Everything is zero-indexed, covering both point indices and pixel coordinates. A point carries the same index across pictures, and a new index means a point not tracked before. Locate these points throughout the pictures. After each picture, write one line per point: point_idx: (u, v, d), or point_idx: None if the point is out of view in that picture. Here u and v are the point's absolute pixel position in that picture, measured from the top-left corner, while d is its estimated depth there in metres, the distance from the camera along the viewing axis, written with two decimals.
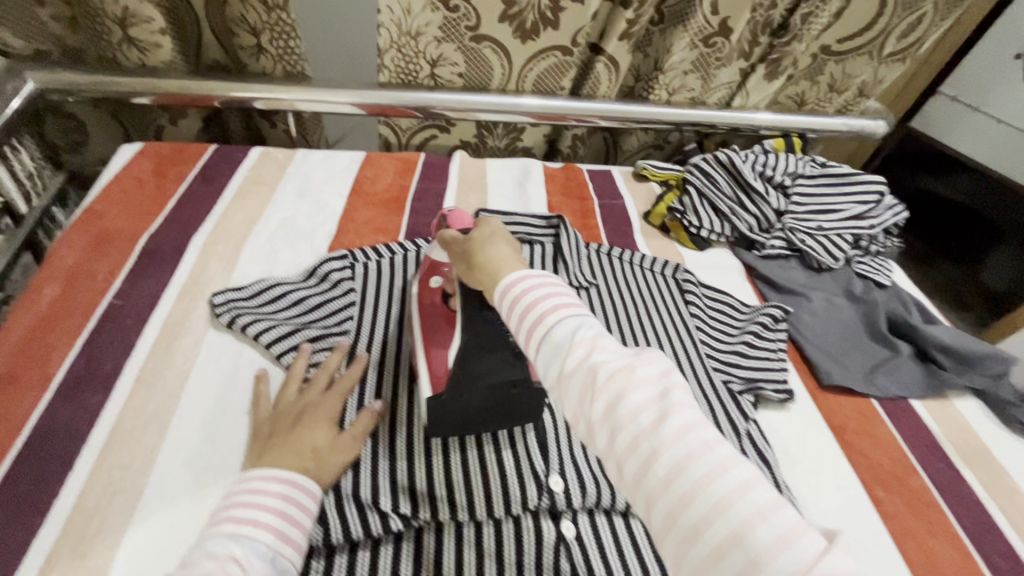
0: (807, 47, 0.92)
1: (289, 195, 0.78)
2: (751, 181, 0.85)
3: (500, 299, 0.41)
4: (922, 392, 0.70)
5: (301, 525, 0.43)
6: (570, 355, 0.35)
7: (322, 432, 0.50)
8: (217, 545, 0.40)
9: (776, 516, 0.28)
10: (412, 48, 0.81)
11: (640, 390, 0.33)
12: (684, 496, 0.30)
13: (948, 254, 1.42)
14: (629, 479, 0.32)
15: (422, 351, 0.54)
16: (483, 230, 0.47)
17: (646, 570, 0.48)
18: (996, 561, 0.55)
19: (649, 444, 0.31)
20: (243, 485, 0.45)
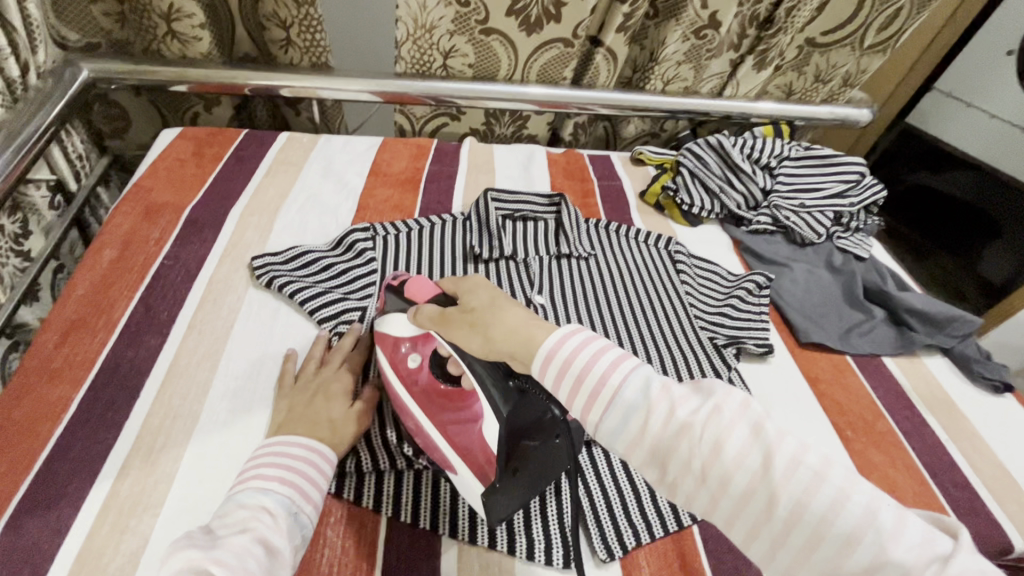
0: (793, 40, 0.99)
1: (314, 174, 0.85)
2: (739, 162, 0.92)
3: (544, 368, 0.40)
4: (894, 350, 0.76)
5: (319, 486, 0.47)
6: (650, 415, 0.36)
7: (337, 406, 0.54)
8: (247, 496, 0.43)
9: (907, 531, 0.30)
10: (426, 40, 0.88)
11: (734, 434, 0.34)
12: (813, 534, 0.32)
13: (940, 244, 1.49)
14: (749, 525, 0.34)
15: (439, 432, 0.50)
16: (482, 301, 0.47)
17: (636, 490, 0.55)
18: (953, 492, 0.62)
19: (764, 491, 0.33)
20: (267, 447, 0.48)
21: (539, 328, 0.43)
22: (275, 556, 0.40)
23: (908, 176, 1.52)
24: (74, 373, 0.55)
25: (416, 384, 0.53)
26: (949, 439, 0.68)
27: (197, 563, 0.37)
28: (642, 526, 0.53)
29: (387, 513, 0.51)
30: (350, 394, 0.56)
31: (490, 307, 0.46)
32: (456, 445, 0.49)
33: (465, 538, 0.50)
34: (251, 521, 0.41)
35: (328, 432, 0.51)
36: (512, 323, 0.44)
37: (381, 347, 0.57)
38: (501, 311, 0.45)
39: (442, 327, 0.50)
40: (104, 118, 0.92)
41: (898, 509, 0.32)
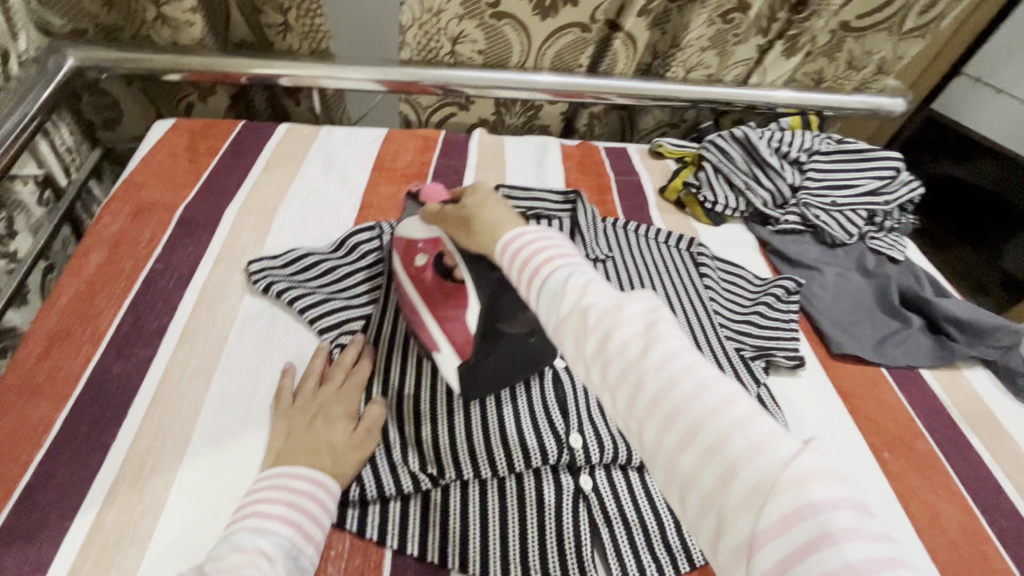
0: (826, 24, 0.92)
1: (315, 169, 0.80)
2: (767, 156, 0.86)
3: (501, 256, 0.43)
4: (931, 362, 0.71)
5: (321, 523, 0.43)
6: (563, 300, 0.37)
7: (339, 429, 0.50)
8: (244, 539, 0.40)
9: (753, 427, 0.30)
10: (434, 25, 0.82)
11: (626, 325, 0.35)
12: (669, 417, 0.32)
13: (964, 238, 1.41)
14: (622, 408, 0.34)
15: (435, 323, 0.56)
16: (475, 197, 0.50)
17: (660, 519, 0.51)
18: (997, 519, 0.58)
19: (636, 374, 0.33)
20: (268, 482, 0.45)
21: (513, 223, 0.46)
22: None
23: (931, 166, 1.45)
24: (57, 390, 0.52)
25: (421, 280, 0.58)
26: (992, 459, 0.63)
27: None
28: (666, 558, 0.49)
29: (393, 546, 0.47)
30: (354, 412, 0.52)
31: (481, 203, 0.49)
32: (447, 334, 0.55)
33: (475, 573, 0.47)
34: (247, 569, 0.37)
35: (330, 459, 0.48)
36: (494, 218, 0.47)
37: (397, 247, 0.62)
38: (488, 207, 0.48)
39: (445, 225, 0.53)
40: (94, 108, 0.88)
41: (759, 410, 0.32)
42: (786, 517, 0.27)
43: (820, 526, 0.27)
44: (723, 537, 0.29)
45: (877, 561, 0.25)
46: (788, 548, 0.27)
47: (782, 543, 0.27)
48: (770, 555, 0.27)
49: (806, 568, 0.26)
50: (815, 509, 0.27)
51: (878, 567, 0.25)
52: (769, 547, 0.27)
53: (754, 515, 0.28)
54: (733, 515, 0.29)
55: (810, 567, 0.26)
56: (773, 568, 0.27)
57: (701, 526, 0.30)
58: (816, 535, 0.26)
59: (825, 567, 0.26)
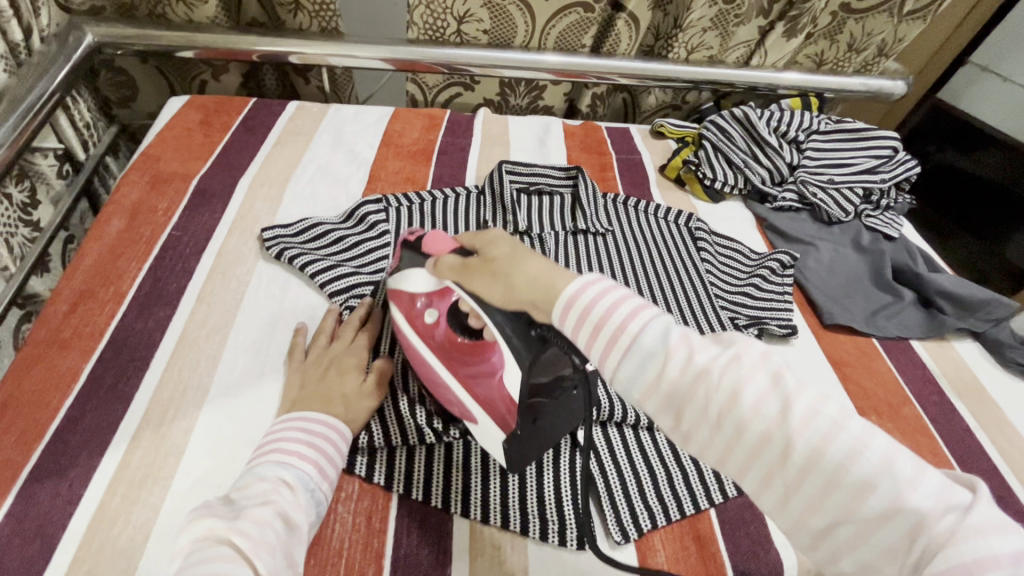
0: (827, 5, 0.93)
1: (324, 145, 0.83)
2: (766, 135, 0.88)
3: (566, 314, 0.38)
4: (922, 333, 0.73)
5: (335, 464, 0.46)
6: (670, 362, 0.35)
7: (350, 380, 0.53)
8: (266, 470, 0.42)
9: (916, 480, 0.30)
10: (440, 4, 0.84)
11: (754, 382, 0.33)
12: (827, 479, 0.31)
13: (969, 228, 1.43)
14: (768, 472, 0.33)
15: (458, 383, 0.51)
16: (505, 249, 0.45)
17: (652, 472, 0.54)
18: (978, 478, 0.60)
19: (781, 439, 0.32)
20: (286, 424, 0.47)
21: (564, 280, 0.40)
22: (295, 529, 0.39)
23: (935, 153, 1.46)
24: (83, 344, 0.55)
25: (433, 339, 0.54)
26: (977, 425, 0.65)
27: (218, 532, 0.36)
28: (658, 508, 0.52)
29: (399, 491, 0.50)
30: (363, 367, 0.55)
31: (514, 259, 0.43)
32: (478, 395, 0.50)
33: (477, 517, 0.50)
34: (271, 494, 0.40)
35: (341, 408, 0.50)
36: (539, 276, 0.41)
37: (395, 303, 0.57)
38: (524, 261, 0.43)
39: (467, 280, 0.47)
40: (110, 85, 0.90)
41: (908, 457, 0.31)
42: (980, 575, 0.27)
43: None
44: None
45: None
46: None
47: None
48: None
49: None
50: (1000, 562, 0.26)
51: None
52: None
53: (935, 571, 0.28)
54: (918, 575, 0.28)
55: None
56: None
57: None
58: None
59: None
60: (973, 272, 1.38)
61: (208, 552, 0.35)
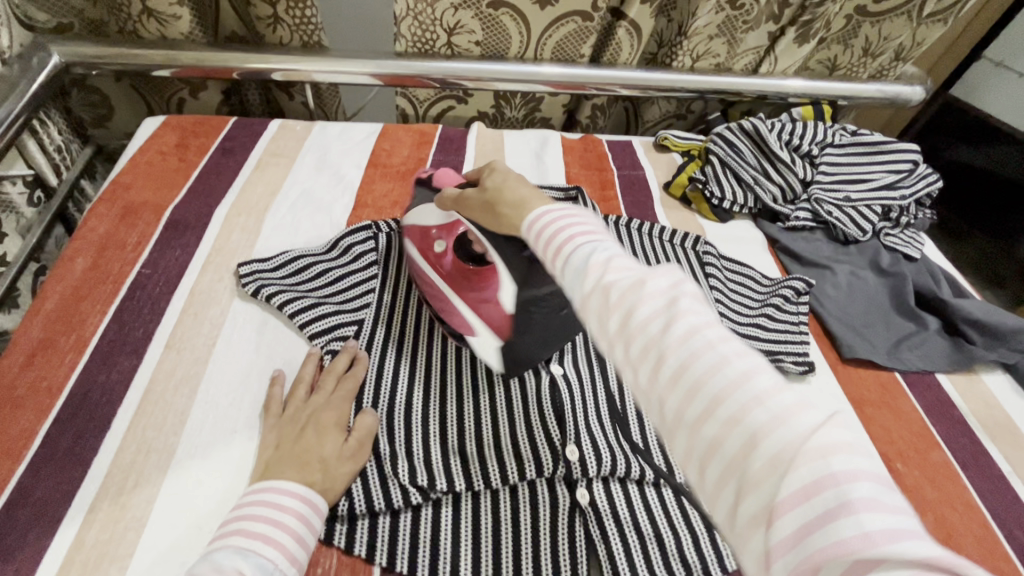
0: (841, 8, 0.88)
1: (308, 166, 0.78)
2: (777, 149, 0.82)
3: (527, 231, 0.43)
4: (949, 366, 0.68)
5: (305, 543, 0.42)
6: (586, 278, 0.36)
7: (330, 441, 0.48)
8: (224, 558, 0.38)
9: (775, 400, 0.29)
10: (429, 15, 0.79)
11: (648, 301, 0.34)
12: (691, 390, 0.31)
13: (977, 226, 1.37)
14: (645, 383, 0.33)
15: (465, 308, 0.56)
16: (495, 178, 0.50)
17: (659, 536, 0.48)
18: (1016, 533, 0.55)
19: (658, 350, 0.32)
20: (256, 496, 0.43)
21: (539, 200, 0.46)
22: None
23: (948, 153, 1.41)
24: (39, 402, 0.50)
25: (445, 268, 0.58)
26: (1011, 469, 0.60)
27: None
28: None
29: (380, 563, 0.45)
30: (344, 424, 0.50)
31: (504, 185, 0.49)
32: (482, 316, 0.55)
33: None
34: None
35: (318, 475, 0.46)
36: (523, 194, 0.47)
37: (408, 236, 0.62)
38: (513, 185, 0.48)
39: (461, 208, 0.53)
40: (84, 105, 0.86)
41: (782, 383, 0.30)
42: (808, 487, 0.26)
43: (841, 497, 0.25)
44: (741, 508, 0.28)
45: (898, 533, 0.24)
46: (806, 519, 0.26)
47: (802, 513, 0.26)
48: (788, 525, 0.26)
49: (821, 540, 0.25)
50: (837, 480, 0.26)
51: (896, 537, 0.24)
52: (785, 521, 0.26)
53: (772, 487, 0.27)
54: (753, 484, 0.28)
55: (826, 537, 0.25)
56: (789, 539, 0.26)
57: (718, 499, 0.29)
58: (836, 505, 0.25)
59: (842, 536, 0.24)
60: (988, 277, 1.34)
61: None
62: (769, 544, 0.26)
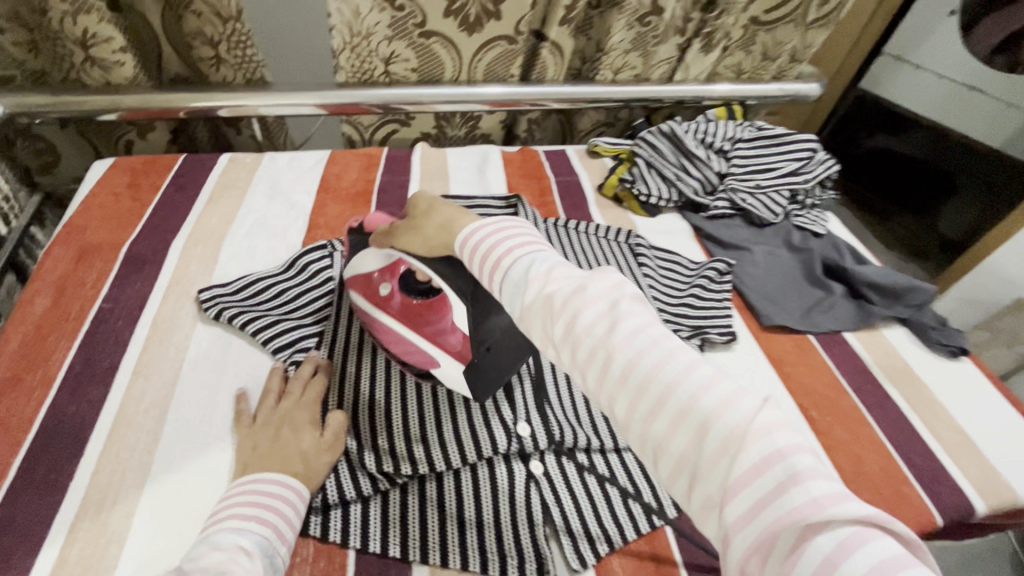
0: (737, 20, 0.98)
1: (260, 196, 0.82)
2: (693, 148, 0.91)
3: (461, 250, 0.49)
4: (855, 325, 0.77)
5: (292, 523, 0.46)
6: (528, 290, 0.42)
7: (306, 437, 0.52)
8: (224, 538, 0.42)
9: (715, 387, 0.36)
10: (365, 47, 0.85)
11: (592, 308, 0.40)
12: (640, 387, 0.37)
13: (900, 206, 1.58)
14: (597, 383, 0.38)
15: (423, 340, 0.58)
16: (421, 206, 0.54)
17: (606, 494, 0.54)
18: (915, 460, 0.63)
19: (608, 354, 0.38)
20: (245, 487, 0.47)
21: (467, 220, 0.51)
22: None
23: (867, 140, 1.59)
24: (10, 436, 0.52)
25: (391, 309, 0.60)
26: (909, 407, 0.69)
27: None
28: (614, 530, 0.52)
29: (356, 546, 0.49)
30: (317, 422, 0.54)
31: (428, 216, 0.53)
32: (441, 346, 0.56)
33: (435, 562, 0.49)
34: (228, 564, 0.40)
35: (300, 467, 0.50)
36: (447, 216, 0.52)
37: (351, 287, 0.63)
38: (437, 214, 0.53)
39: (393, 242, 0.56)
40: (30, 153, 0.88)
41: (718, 373, 0.37)
42: (758, 465, 0.32)
43: (787, 470, 0.31)
44: (698, 487, 0.34)
45: (836, 496, 0.30)
46: (761, 494, 0.31)
47: (755, 487, 0.32)
48: (744, 501, 0.32)
49: (775, 509, 0.31)
50: (781, 454, 0.32)
51: (836, 499, 0.30)
52: (741, 498, 0.32)
53: (726, 468, 0.33)
54: (707, 467, 0.34)
55: (780, 508, 0.30)
56: (746, 514, 0.31)
57: (675, 481, 0.35)
58: (784, 477, 0.31)
59: (795, 503, 0.30)
60: (914, 249, 1.51)
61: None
62: (728, 519, 0.32)
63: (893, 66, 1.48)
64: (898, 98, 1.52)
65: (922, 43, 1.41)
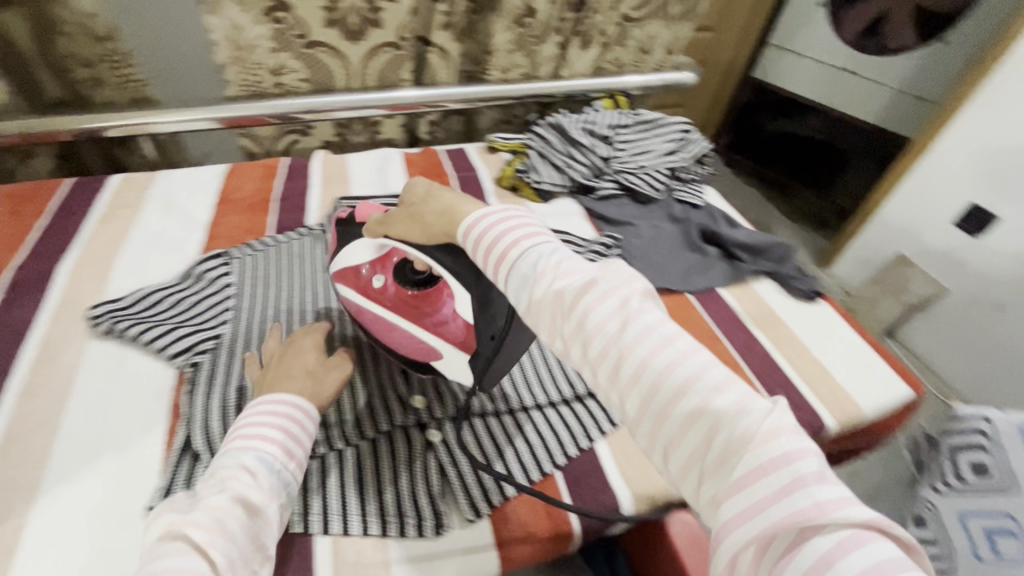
0: (609, 17, 1.06)
1: (154, 212, 0.82)
2: (577, 136, 0.99)
3: (467, 240, 0.48)
4: (727, 281, 0.86)
5: (299, 443, 0.50)
6: (537, 285, 0.42)
7: (310, 360, 0.58)
8: (232, 456, 0.47)
9: (728, 388, 0.35)
10: (250, 60, 0.87)
11: (604, 306, 0.39)
12: (652, 385, 0.36)
13: (801, 180, 1.74)
14: (607, 380, 0.38)
15: (426, 331, 0.58)
16: (420, 194, 0.54)
17: (499, 451, 0.59)
18: (775, 390, 0.72)
19: (619, 352, 0.38)
20: (257, 407, 0.51)
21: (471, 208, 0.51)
22: (255, 512, 0.44)
23: (770, 124, 1.75)
24: None
25: (387, 300, 0.60)
26: (772, 347, 0.78)
27: (174, 528, 0.41)
28: (506, 480, 0.57)
29: None
30: (321, 347, 0.60)
31: (426, 202, 0.53)
32: (443, 335, 0.57)
33: (337, 530, 0.52)
34: (230, 481, 0.45)
35: (308, 382, 0.56)
36: (448, 203, 0.52)
37: (343, 282, 0.62)
38: (435, 200, 0.53)
39: (391, 231, 0.55)
40: None
41: (730, 375, 0.37)
42: (765, 466, 0.32)
43: (793, 474, 0.31)
44: (705, 484, 0.34)
45: (841, 501, 0.30)
46: (766, 494, 0.31)
47: (761, 487, 0.31)
48: (749, 500, 0.31)
49: (779, 510, 0.30)
50: (790, 458, 0.32)
51: (842, 505, 0.30)
52: (743, 497, 0.32)
53: (733, 467, 0.33)
54: (713, 464, 0.34)
55: (784, 508, 0.30)
56: (747, 511, 0.31)
57: (683, 478, 0.35)
58: (790, 481, 0.31)
59: (799, 505, 0.30)
60: (814, 221, 1.72)
61: (162, 561, 0.39)
62: (728, 515, 0.32)
63: (777, 55, 1.65)
64: (786, 83, 1.67)
65: (799, 33, 1.57)
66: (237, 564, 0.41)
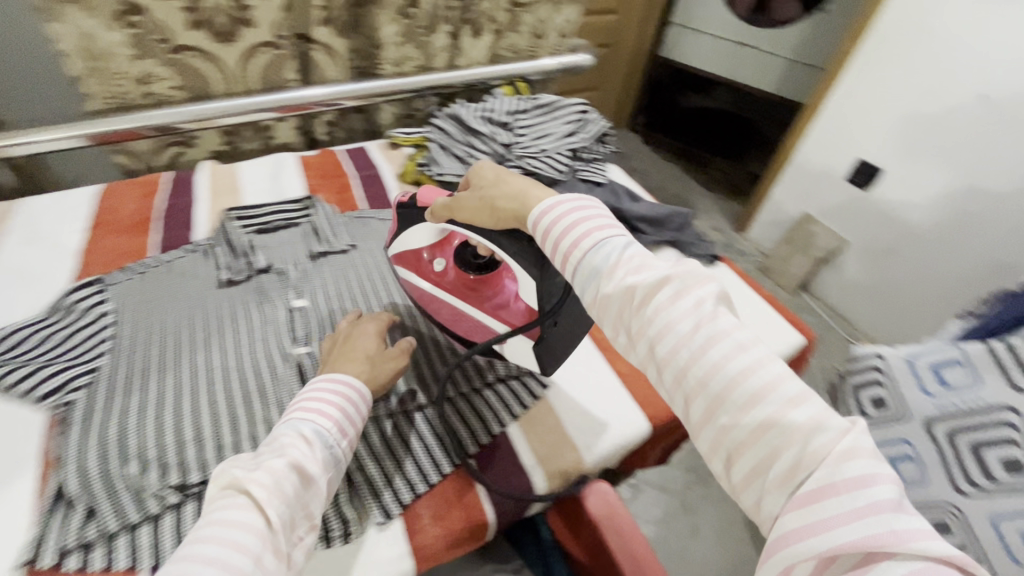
0: (497, 4, 1.06)
1: (15, 243, 0.75)
2: (476, 125, 0.99)
3: (536, 226, 0.46)
4: None
5: (351, 423, 0.51)
6: (608, 279, 0.40)
7: (371, 346, 0.60)
8: (291, 426, 0.47)
9: (807, 404, 0.33)
10: (109, 70, 0.80)
11: (677, 307, 0.37)
12: (721, 390, 0.34)
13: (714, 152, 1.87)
14: (672, 380, 0.36)
15: (486, 315, 0.60)
16: (487, 175, 0.52)
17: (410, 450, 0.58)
18: None
19: (689, 353, 0.36)
20: (315, 385, 0.53)
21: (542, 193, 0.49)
22: (308, 480, 0.43)
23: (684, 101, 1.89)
24: None
25: (447, 283, 0.63)
26: None
27: (237, 481, 0.40)
28: (418, 477, 0.57)
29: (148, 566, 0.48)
30: (380, 334, 0.63)
31: (497, 183, 0.51)
32: (501, 319, 0.59)
33: None
34: (290, 446, 0.44)
35: (365, 366, 0.58)
36: (519, 186, 0.50)
37: (401, 264, 0.65)
38: (507, 180, 0.51)
39: (456, 214, 0.54)
40: None
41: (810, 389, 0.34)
42: (839, 484, 0.30)
43: (866, 499, 0.29)
44: (766, 497, 0.32)
45: (917, 531, 0.28)
46: (834, 511, 0.29)
47: (830, 507, 0.29)
48: (813, 516, 0.30)
49: (847, 532, 0.28)
50: (868, 483, 0.29)
51: (918, 535, 0.28)
52: (809, 512, 0.30)
53: (803, 481, 0.31)
54: (778, 479, 0.32)
55: (852, 531, 0.28)
56: (809, 526, 0.30)
57: (744, 489, 0.34)
58: (863, 504, 0.29)
59: (871, 530, 0.28)
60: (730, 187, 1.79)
61: (218, 514, 0.38)
62: (785, 529, 0.30)
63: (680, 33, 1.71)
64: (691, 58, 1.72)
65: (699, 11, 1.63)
66: (287, 528, 0.40)
